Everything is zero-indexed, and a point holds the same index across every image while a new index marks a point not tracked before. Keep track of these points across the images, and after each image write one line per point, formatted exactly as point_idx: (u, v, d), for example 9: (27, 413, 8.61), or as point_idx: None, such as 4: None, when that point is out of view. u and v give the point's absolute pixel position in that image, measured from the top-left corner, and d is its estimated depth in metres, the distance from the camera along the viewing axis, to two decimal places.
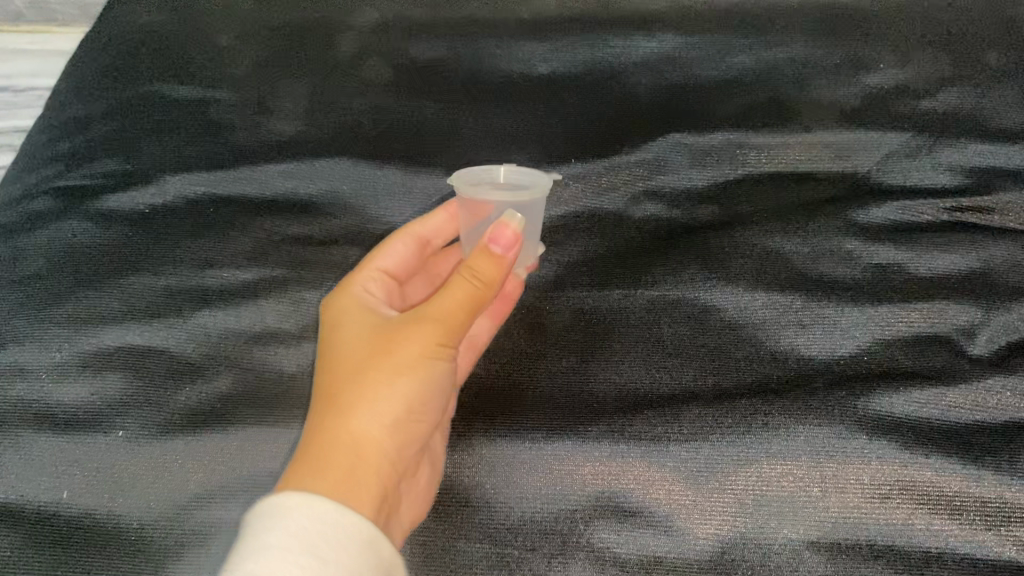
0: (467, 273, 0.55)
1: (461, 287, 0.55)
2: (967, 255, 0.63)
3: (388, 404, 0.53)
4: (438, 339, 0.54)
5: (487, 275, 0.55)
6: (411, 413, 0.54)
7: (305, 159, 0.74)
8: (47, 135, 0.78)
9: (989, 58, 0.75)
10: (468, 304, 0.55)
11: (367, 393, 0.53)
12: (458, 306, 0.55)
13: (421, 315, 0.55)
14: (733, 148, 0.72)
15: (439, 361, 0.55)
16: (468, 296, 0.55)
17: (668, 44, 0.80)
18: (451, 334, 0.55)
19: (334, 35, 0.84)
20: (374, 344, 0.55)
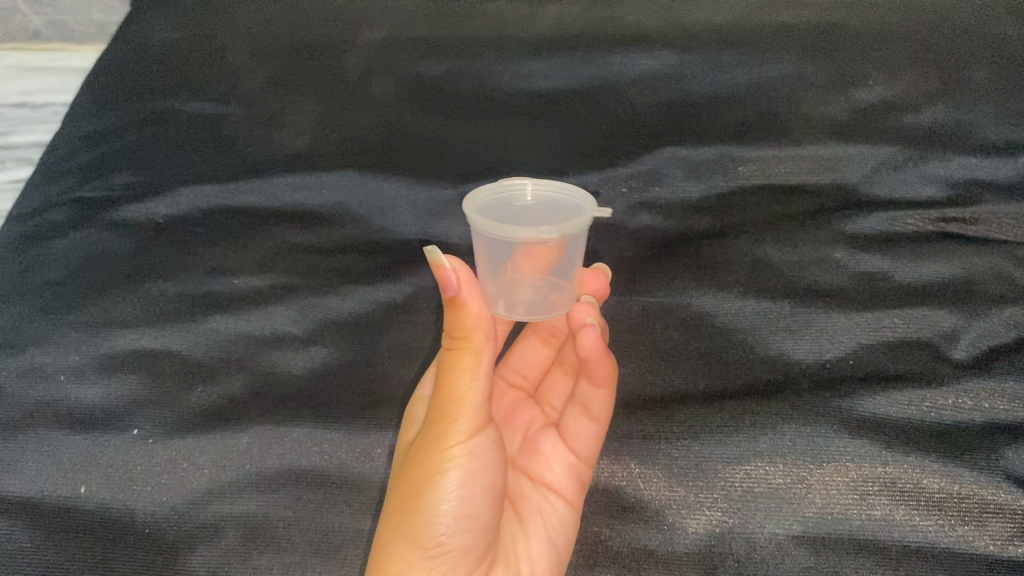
0: (448, 338, 0.55)
1: (452, 368, 0.54)
2: (951, 263, 0.66)
3: (429, 522, 0.52)
4: (450, 433, 0.53)
5: (462, 330, 0.54)
6: (456, 520, 0.52)
7: (314, 172, 0.77)
8: (66, 147, 0.81)
9: (975, 74, 0.77)
10: (466, 377, 0.53)
11: (407, 511, 0.52)
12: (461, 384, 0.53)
13: (432, 414, 0.54)
14: (724, 160, 0.75)
15: (463, 458, 0.53)
16: (456, 371, 0.53)
17: (665, 61, 0.82)
18: (462, 418, 0.53)
19: (341, 53, 0.86)
20: (409, 456, 0.55)
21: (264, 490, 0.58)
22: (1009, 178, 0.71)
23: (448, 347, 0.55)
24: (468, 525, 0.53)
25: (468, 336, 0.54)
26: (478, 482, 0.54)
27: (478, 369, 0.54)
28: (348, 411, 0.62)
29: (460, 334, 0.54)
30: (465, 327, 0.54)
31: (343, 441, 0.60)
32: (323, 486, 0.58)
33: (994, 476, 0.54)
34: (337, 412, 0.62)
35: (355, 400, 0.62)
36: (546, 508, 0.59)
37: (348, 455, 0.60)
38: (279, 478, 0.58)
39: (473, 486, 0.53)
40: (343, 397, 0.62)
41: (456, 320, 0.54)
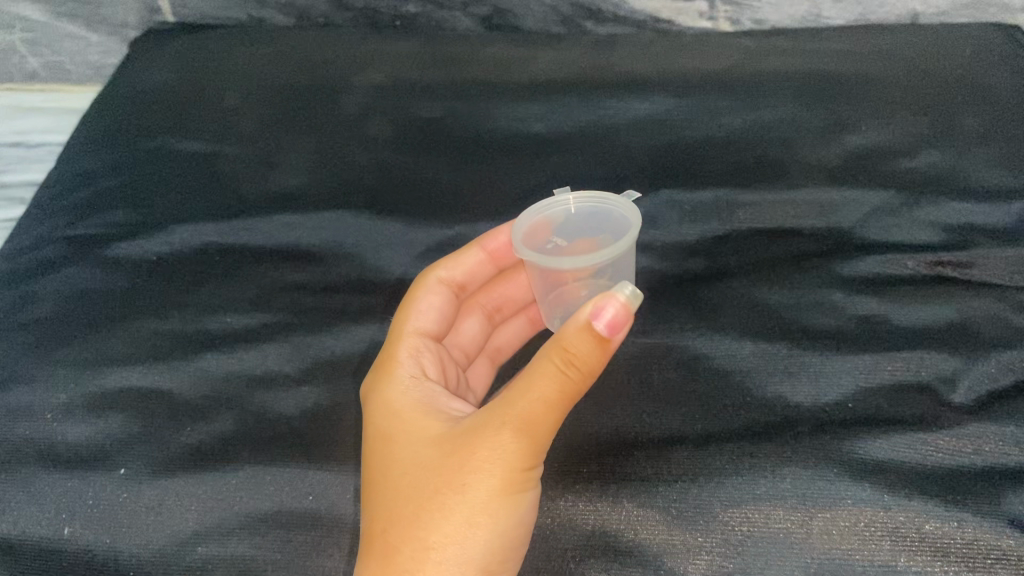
0: (568, 364, 0.54)
1: (544, 384, 0.54)
2: (947, 308, 0.66)
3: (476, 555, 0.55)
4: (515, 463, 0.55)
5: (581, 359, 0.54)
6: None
7: (310, 212, 0.77)
8: (60, 186, 0.81)
9: (964, 124, 0.79)
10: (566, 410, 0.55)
11: (443, 535, 0.55)
12: (549, 410, 0.55)
13: (497, 434, 0.56)
14: (720, 205, 0.75)
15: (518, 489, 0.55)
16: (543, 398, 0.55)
17: (659, 105, 0.83)
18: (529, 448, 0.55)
19: (338, 95, 0.87)
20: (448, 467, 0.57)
21: (253, 532, 0.56)
22: (1004, 223, 0.71)
23: (553, 365, 0.54)
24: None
25: (583, 366, 0.54)
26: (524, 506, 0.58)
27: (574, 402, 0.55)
28: (342, 452, 0.61)
29: (574, 361, 0.54)
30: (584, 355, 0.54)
31: (334, 483, 0.59)
32: (313, 529, 0.56)
33: (998, 522, 0.53)
34: (329, 451, 0.60)
35: (347, 440, 0.61)
36: None
37: (339, 496, 0.58)
38: (268, 521, 0.57)
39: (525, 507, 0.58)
40: (336, 437, 0.61)
41: (582, 352, 0.54)
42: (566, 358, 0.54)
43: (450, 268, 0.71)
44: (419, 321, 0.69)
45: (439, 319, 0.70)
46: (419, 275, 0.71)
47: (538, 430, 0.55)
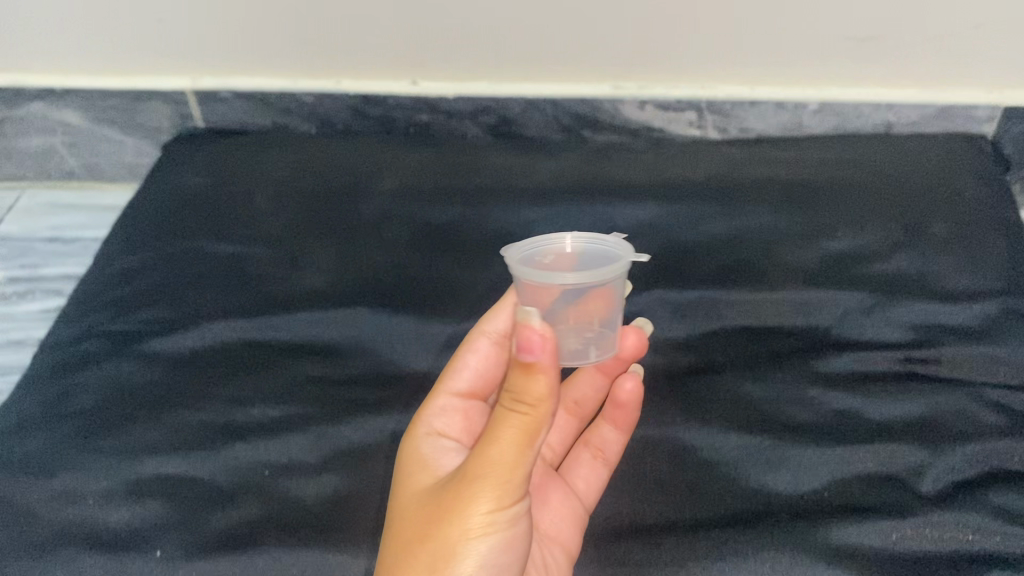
0: (514, 400, 0.57)
1: (500, 426, 0.56)
2: (916, 402, 0.71)
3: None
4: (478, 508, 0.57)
5: (531, 397, 0.56)
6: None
7: (329, 309, 0.83)
8: (100, 284, 0.88)
9: (932, 229, 0.86)
10: (520, 452, 0.56)
11: None
12: (508, 452, 0.56)
13: (461, 483, 0.58)
14: (708, 304, 0.81)
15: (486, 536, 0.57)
16: (499, 441, 0.56)
17: (651, 212, 0.90)
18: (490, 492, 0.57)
19: (357, 201, 0.95)
20: (422, 516, 0.58)
21: None
22: (968, 322, 0.77)
23: (506, 406, 0.57)
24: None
25: (535, 405, 0.56)
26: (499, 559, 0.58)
27: (530, 444, 0.56)
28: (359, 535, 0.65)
29: (525, 399, 0.56)
30: (533, 395, 0.56)
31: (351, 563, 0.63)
32: None
33: None
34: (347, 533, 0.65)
35: (365, 523, 0.66)
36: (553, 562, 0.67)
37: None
38: None
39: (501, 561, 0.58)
40: (353, 521, 0.66)
41: (528, 389, 0.56)
42: (513, 396, 0.57)
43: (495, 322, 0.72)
44: (458, 380, 0.71)
45: (478, 380, 0.72)
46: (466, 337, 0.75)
47: (493, 472, 0.56)
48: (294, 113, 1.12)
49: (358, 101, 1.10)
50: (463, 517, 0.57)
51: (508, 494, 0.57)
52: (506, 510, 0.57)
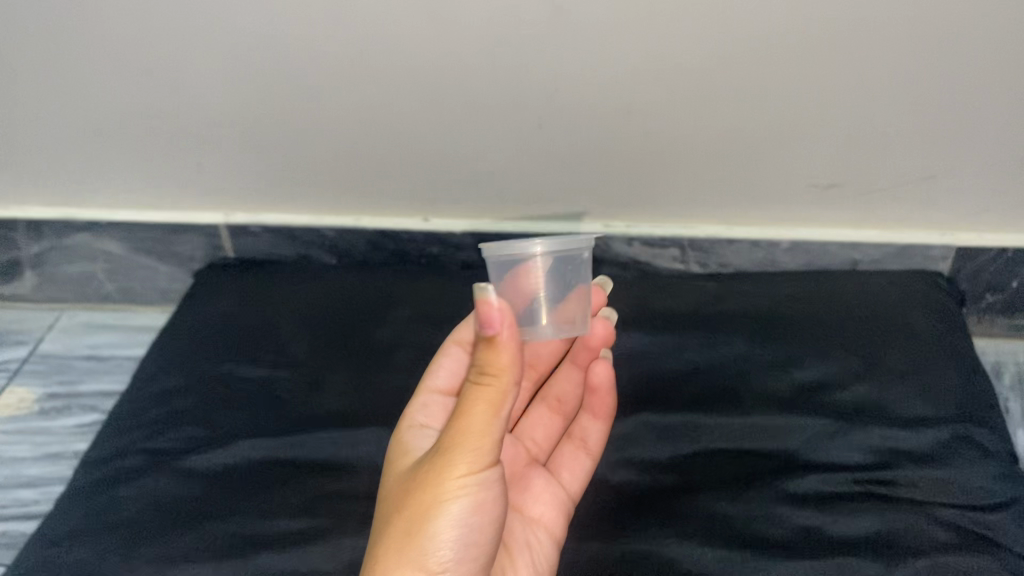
0: (481, 373, 0.64)
1: (468, 401, 0.64)
2: (874, 520, 0.80)
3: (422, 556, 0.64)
4: (453, 471, 0.64)
5: (495, 368, 0.63)
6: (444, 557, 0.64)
7: (348, 428, 0.92)
8: (139, 403, 0.97)
9: (890, 359, 0.95)
10: (487, 415, 0.63)
11: (389, 541, 0.64)
12: (477, 418, 0.63)
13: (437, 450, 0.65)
14: (688, 428, 0.90)
15: (464, 494, 0.64)
16: (469, 412, 0.63)
17: (638, 341, 1.01)
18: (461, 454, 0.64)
19: (373, 328, 1.05)
20: (407, 486, 0.66)
21: None
22: (922, 447, 0.86)
23: (472, 381, 0.65)
24: (464, 568, 0.65)
25: (499, 373, 0.63)
26: (474, 517, 0.65)
27: (496, 409, 0.63)
28: None
29: (490, 371, 0.63)
30: (498, 365, 0.63)
31: None
32: None
33: None
34: None
35: None
36: (538, 545, 0.79)
37: None
38: None
39: (476, 523, 0.65)
40: None
41: (492, 362, 0.63)
42: (479, 365, 0.64)
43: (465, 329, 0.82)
44: (441, 378, 0.81)
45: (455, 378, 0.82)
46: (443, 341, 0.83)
47: (461, 438, 0.64)
48: (317, 245, 1.24)
49: (376, 235, 1.22)
50: (439, 479, 0.64)
51: (479, 460, 0.64)
52: (478, 476, 0.65)
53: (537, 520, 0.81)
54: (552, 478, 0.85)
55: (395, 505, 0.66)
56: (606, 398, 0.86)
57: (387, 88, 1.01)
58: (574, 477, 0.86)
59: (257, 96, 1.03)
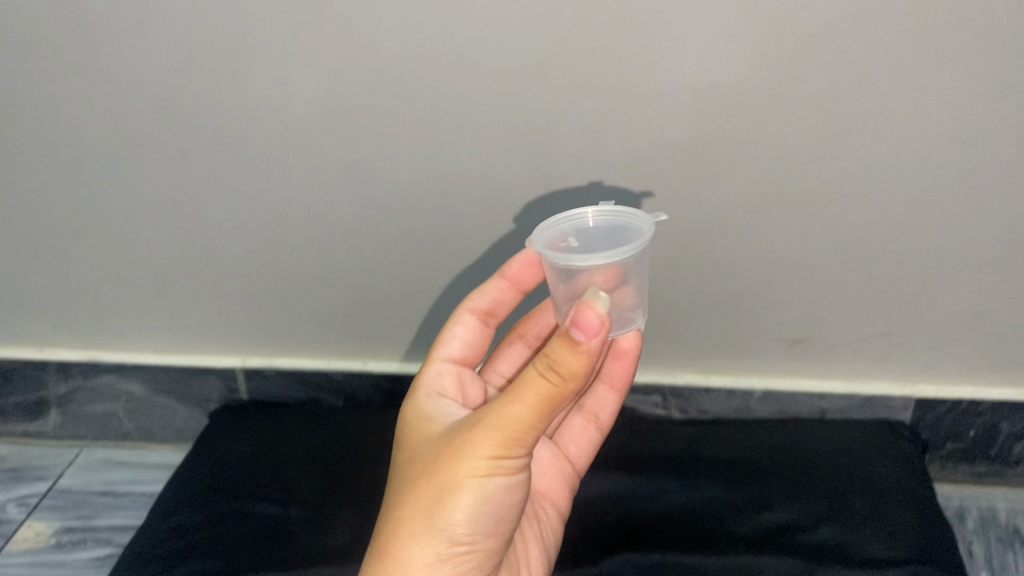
0: (548, 367, 0.65)
1: (526, 390, 0.66)
2: None
3: (450, 527, 0.70)
4: (492, 450, 0.68)
5: (565, 372, 0.64)
6: (472, 528, 0.71)
7: (350, 563, 0.99)
8: (155, 536, 1.04)
9: (853, 504, 1.03)
10: (538, 416, 0.66)
11: (418, 502, 0.71)
12: (527, 410, 0.66)
13: (473, 433, 0.70)
14: (666, 566, 0.97)
15: (500, 473, 0.69)
16: (521, 402, 0.66)
17: (622, 484, 1.10)
18: (504, 439, 0.68)
19: (376, 471, 1.13)
20: (440, 451, 0.72)
21: None
22: None
23: (537, 370, 0.65)
24: (490, 529, 0.72)
25: (567, 380, 0.64)
26: (506, 496, 0.71)
27: (547, 411, 0.66)
28: None
29: (559, 373, 0.64)
30: (568, 372, 0.64)
31: None
32: None
33: None
34: None
35: None
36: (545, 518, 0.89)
37: None
38: None
39: (504, 500, 0.71)
40: None
41: (562, 361, 0.64)
42: (547, 365, 0.65)
43: (476, 298, 0.92)
44: (450, 349, 0.91)
45: (467, 346, 0.92)
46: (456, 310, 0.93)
47: (506, 430, 0.67)
48: (325, 389, 1.34)
49: (381, 380, 1.32)
50: (474, 463, 0.69)
51: (516, 448, 0.68)
52: (511, 460, 0.69)
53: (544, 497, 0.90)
54: (558, 449, 0.95)
55: (428, 466, 0.73)
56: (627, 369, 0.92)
57: (392, 254, 1.13)
58: (578, 449, 0.96)
59: (274, 260, 1.15)
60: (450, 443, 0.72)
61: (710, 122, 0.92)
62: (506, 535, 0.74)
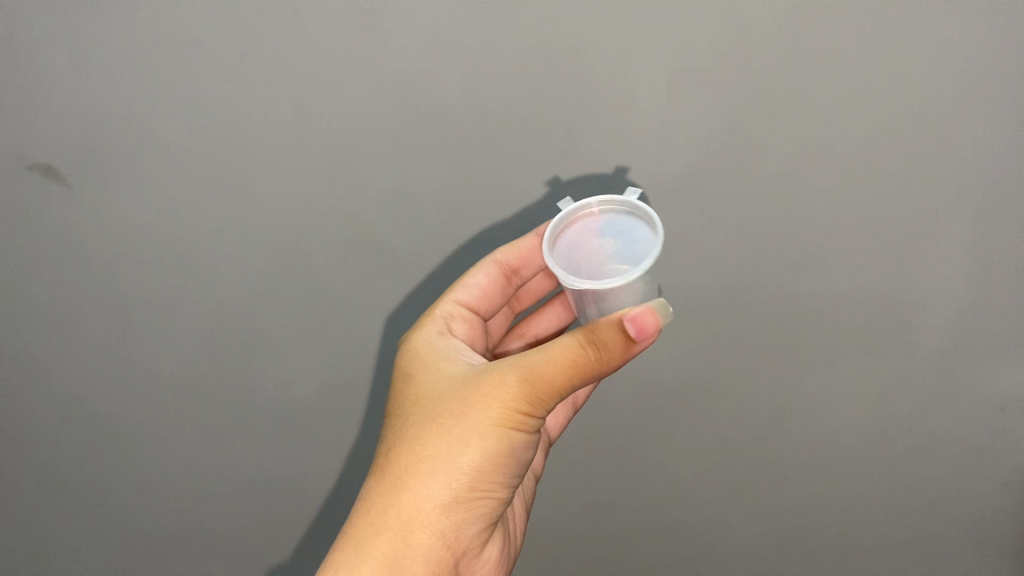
0: (589, 343, 0.79)
1: (563, 351, 0.80)
2: None
3: (469, 473, 0.82)
4: (521, 404, 0.82)
5: (603, 346, 0.79)
6: (489, 480, 0.84)
7: None
8: None
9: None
10: (568, 380, 0.80)
11: (438, 443, 0.83)
12: (562, 377, 0.80)
13: (505, 395, 0.82)
14: None
15: (519, 428, 0.83)
16: (558, 369, 0.80)
17: None
18: (533, 396, 0.81)
19: None
20: (466, 398, 0.84)
21: None
22: None
23: (577, 342, 0.80)
24: (500, 479, 0.85)
25: (602, 355, 0.79)
26: (518, 450, 0.85)
27: (580, 376, 0.80)
28: None
29: (600, 351, 0.79)
30: (606, 348, 0.79)
31: None
32: None
33: None
34: None
35: None
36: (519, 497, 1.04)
37: None
38: None
39: (516, 456, 0.84)
40: None
41: (607, 343, 0.79)
42: (590, 341, 0.80)
43: (503, 254, 1.07)
44: (464, 295, 1.07)
45: (479, 293, 1.08)
46: (482, 258, 1.08)
47: (537, 387, 0.81)
48: None
49: None
50: (501, 418, 0.82)
51: (541, 404, 0.82)
52: (532, 418, 0.83)
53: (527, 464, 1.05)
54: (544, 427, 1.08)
55: (451, 407, 0.85)
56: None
57: None
58: (556, 426, 1.10)
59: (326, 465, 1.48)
60: (474, 389, 0.85)
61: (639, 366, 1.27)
62: (510, 488, 0.88)
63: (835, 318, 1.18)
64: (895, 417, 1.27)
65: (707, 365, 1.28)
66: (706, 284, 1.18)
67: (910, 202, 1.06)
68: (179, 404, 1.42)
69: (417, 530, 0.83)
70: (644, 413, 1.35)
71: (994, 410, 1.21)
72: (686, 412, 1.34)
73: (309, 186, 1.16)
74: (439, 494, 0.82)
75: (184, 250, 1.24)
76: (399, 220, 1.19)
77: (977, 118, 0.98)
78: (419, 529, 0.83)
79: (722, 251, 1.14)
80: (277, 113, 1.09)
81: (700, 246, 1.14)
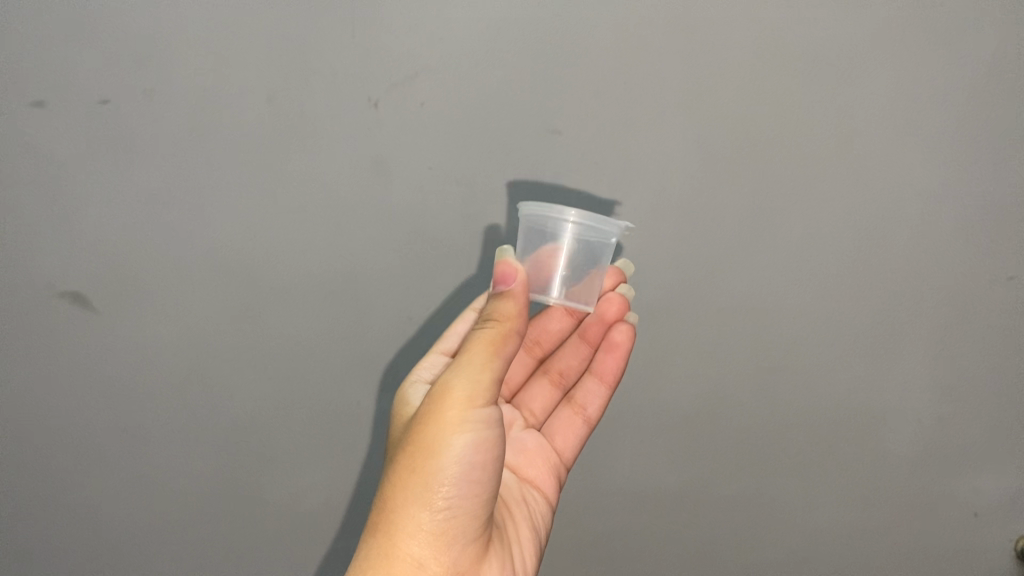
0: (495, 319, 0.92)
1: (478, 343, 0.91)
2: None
3: (425, 491, 0.86)
4: (452, 402, 0.88)
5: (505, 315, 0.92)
6: (448, 495, 0.86)
7: None
8: None
9: None
10: (491, 359, 0.90)
11: (396, 479, 0.88)
12: (477, 360, 0.89)
13: (440, 401, 0.89)
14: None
15: (465, 425, 0.87)
16: (472, 355, 0.90)
17: None
18: (459, 391, 0.88)
19: None
20: (416, 428, 0.90)
21: None
22: None
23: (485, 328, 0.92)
24: (467, 488, 0.87)
25: (507, 320, 0.92)
26: (476, 452, 0.87)
27: (498, 352, 0.90)
28: None
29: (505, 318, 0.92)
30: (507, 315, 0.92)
31: None
32: None
33: None
34: None
35: None
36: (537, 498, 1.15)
37: None
38: None
39: (473, 461, 0.87)
40: None
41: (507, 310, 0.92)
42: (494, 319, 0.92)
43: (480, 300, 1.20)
44: (447, 343, 1.19)
45: (460, 340, 1.19)
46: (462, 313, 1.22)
47: (467, 382, 0.89)
48: None
49: None
50: (441, 423, 0.87)
51: (475, 395, 0.89)
52: (474, 410, 0.88)
53: (538, 489, 1.16)
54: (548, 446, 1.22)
55: (404, 445, 0.91)
56: (616, 362, 1.20)
57: None
58: (566, 445, 1.23)
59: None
60: (418, 419, 0.92)
61: (624, 482, 1.37)
62: (487, 499, 0.89)
63: (811, 432, 1.29)
64: (873, 528, 1.35)
65: (693, 486, 1.35)
66: (692, 400, 1.29)
67: (873, 324, 1.20)
68: (192, 525, 1.48)
69: (396, 562, 0.84)
70: (635, 536, 1.41)
71: (967, 516, 1.30)
72: (675, 531, 1.39)
73: (338, 319, 1.29)
74: (408, 527, 0.86)
75: (196, 364, 1.34)
76: (389, 336, 1.31)
77: (930, 259, 1.14)
78: (396, 561, 0.84)
79: (703, 370, 1.27)
80: (319, 254, 1.24)
81: (686, 364, 1.27)
